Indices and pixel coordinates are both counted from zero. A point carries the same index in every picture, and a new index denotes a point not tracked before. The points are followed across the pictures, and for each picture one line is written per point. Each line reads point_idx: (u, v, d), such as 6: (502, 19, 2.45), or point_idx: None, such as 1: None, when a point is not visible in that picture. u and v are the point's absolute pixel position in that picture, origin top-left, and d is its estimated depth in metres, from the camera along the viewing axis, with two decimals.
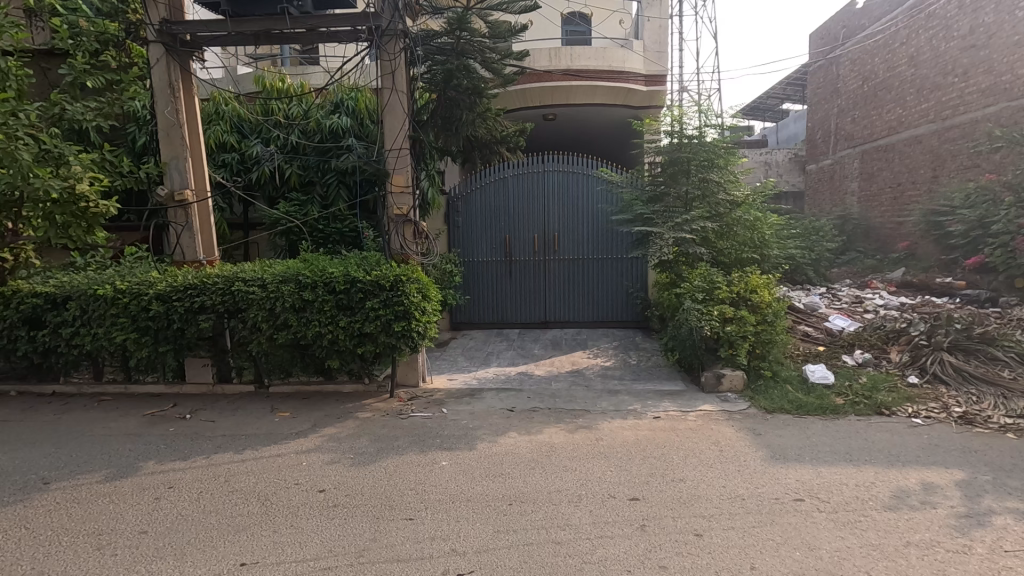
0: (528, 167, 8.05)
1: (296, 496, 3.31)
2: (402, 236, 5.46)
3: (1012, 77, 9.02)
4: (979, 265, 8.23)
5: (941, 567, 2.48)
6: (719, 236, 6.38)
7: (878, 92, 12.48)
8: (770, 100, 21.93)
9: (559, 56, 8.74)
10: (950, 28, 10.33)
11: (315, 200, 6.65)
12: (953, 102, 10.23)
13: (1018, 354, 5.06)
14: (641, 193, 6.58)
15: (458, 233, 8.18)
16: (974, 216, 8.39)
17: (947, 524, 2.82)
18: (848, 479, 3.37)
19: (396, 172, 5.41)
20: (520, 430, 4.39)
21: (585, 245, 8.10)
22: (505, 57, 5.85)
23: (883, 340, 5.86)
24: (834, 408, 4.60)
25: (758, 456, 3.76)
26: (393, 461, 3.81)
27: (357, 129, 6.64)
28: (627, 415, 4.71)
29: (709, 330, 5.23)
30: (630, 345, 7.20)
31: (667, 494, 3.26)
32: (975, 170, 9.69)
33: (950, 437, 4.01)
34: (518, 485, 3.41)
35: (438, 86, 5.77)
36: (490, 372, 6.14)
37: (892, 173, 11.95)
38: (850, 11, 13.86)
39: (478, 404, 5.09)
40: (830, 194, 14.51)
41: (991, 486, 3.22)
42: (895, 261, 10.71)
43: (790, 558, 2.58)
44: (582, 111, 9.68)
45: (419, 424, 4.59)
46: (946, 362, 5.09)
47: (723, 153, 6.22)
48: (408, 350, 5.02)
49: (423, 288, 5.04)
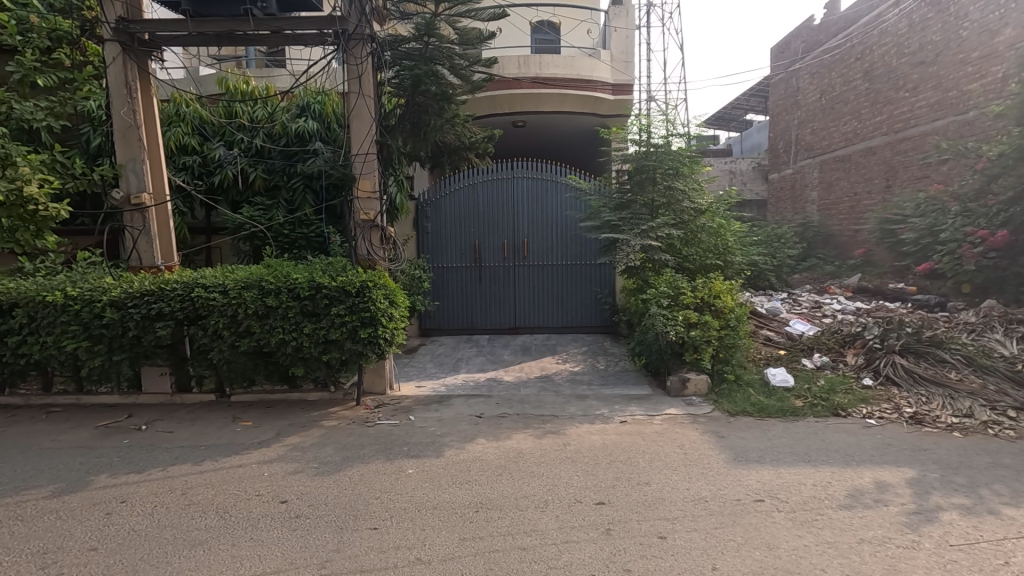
0: (498, 173, 8.08)
1: (257, 507, 3.22)
2: (368, 241, 5.41)
3: (958, 93, 9.48)
4: (929, 271, 8.61)
5: (892, 563, 2.57)
6: (685, 243, 6.50)
7: (835, 105, 12.97)
8: (734, 110, 22.51)
9: (528, 64, 8.84)
10: (901, 45, 10.83)
11: (281, 205, 6.51)
12: (905, 115, 10.71)
13: (964, 356, 5.30)
14: (608, 200, 6.68)
15: (427, 239, 8.15)
16: (924, 224, 8.77)
17: (898, 521, 2.93)
18: (806, 479, 3.46)
19: (363, 177, 5.36)
20: (489, 436, 4.39)
21: (555, 251, 8.15)
22: (474, 64, 5.87)
23: (840, 343, 6.07)
24: (794, 410, 4.75)
25: (721, 458, 3.85)
26: (359, 470, 3.76)
27: (324, 132, 6.54)
28: (594, 419, 4.75)
29: (674, 335, 5.33)
30: (599, 350, 7.27)
31: (632, 497, 3.29)
32: (925, 180, 10.16)
33: (902, 437, 4.17)
34: (485, 492, 3.40)
35: (407, 91, 5.75)
36: (459, 379, 6.12)
37: (849, 183, 12.41)
38: (809, 26, 14.39)
39: (447, 410, 5.06)
40: (791, 202, 14.98)
41: (939, 483, 3.37)
42: (852, 267, 11.11)
43: (750, 558, 2.63)
44: (550, 119, 9.77)
45: (386, 431, 4.54)
46: (898, 364, 5.30)
47: (687, 162, 6.37)
48: (375, 357, 4.95)
49: (390, 294, 4.98)
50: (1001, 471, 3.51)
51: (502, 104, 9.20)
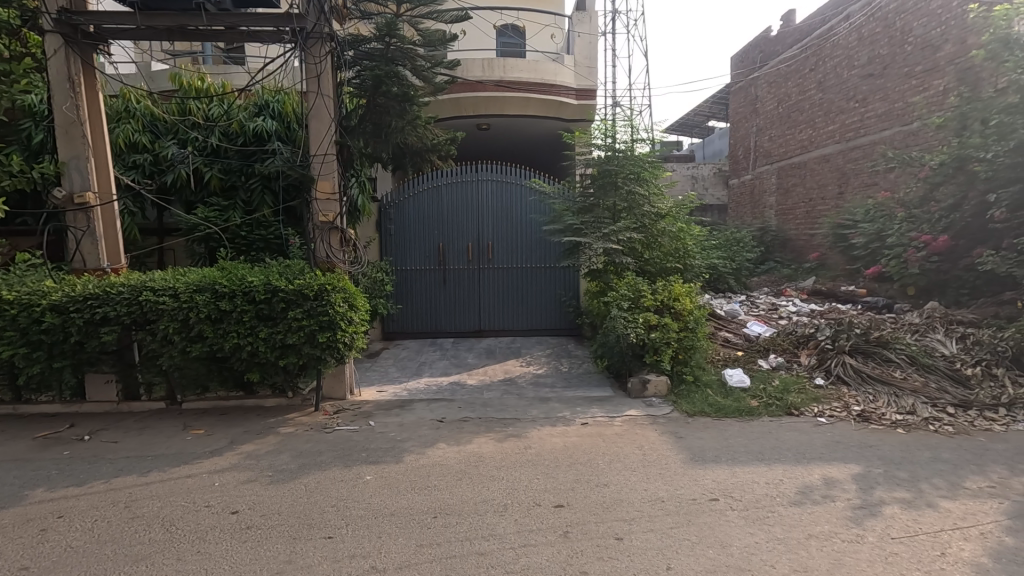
0: (462, 176, 8.05)
1: (206, 519, 3.11)
2: (327, 244, 5.33)
3: (904, 104, 9.93)
4: (878, 274, 8.98)
5: (838, 556, 2.66)
6: (646, 246, 6.61)
7: (792, 113, 13.41)
8: (697, 117, 23.07)
9: (492, 67, 8.87)
10: (852, 58, 11.29)
11: (237, 205, 6.31)
12: (855, 124, 11.16)
13: (908, 355, 5.54)
14: (572, 204, 6.74)
15: (391, 241, 8.06)
16: (873, 230, 9.16)
17: (844, 516, 3.03)
18: (760, 477, 3.55)
19: (322, 178, 5.29)
20: (450, 440, 4.35)
21: (519, 254, 8.17)
22: (437, 66, 5.81)
23: (794, 344, 6.27)
24: (750, 410, 4.88)
25: (679, 458, 3.92)
26: (315, 477, 3.67)
27: (283, 132, 6.38)
28: (556, 422, 4.77)
29: (635, 336, 5.41)
30: (562, 352, 7.31)
31: (590, 499, 3.32)
32: (874, 187, 10.62)
33: (850, 434, 4.32)
34: (444, 497, 3.37)
35: (368, 91, 5.67)
36: (421, 383, 6.05)
37: (804, 189, 12.85)
38: (767, 37, 14.83)
39: (408, 415, 5.00)
40: (750, 207, 15.41)
41: (883, 479, 3.50)
42: (807, 271, 11.51)
43: (704, 556, 2.68)
44: (514, 122, 9.80)
45: (345, 437, 4.45)
46: (848, 364, 5.50)
47: (648, 167, 6.48)
48: (334, 362, 4.86)
49: (350, 297, 4.90)
50: (940, 466, 3.68)
51: (467, 106, 9.17)
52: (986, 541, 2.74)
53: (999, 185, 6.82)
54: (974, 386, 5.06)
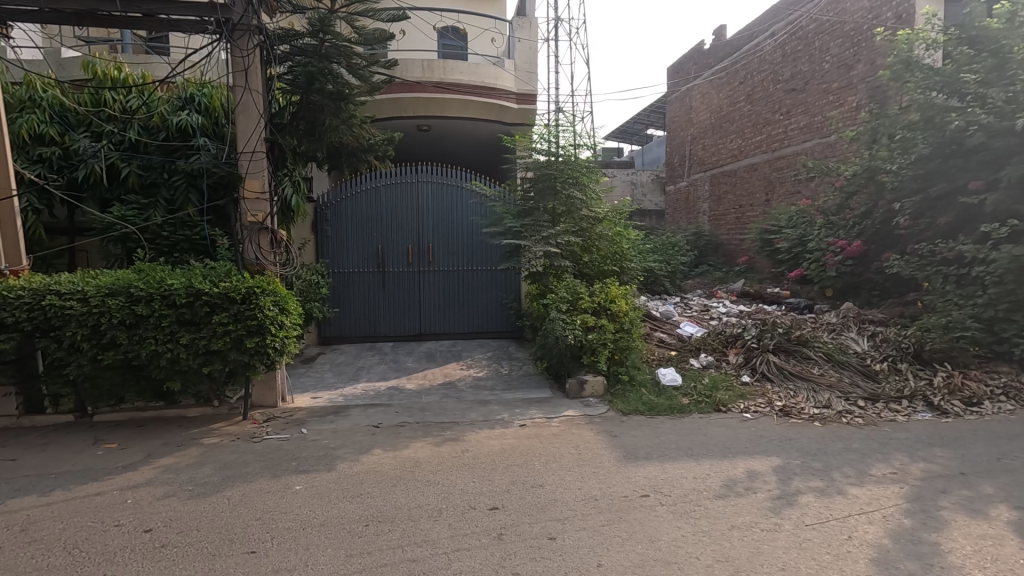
0: (401, 177, 7.94)
1: (116, 539, 2.90)
2: (256, 246, 5.14)
3: (822, 118, 10.62)
4: (800, 277, 9.54)
5: (757, 545, 2.79)
6: (584, 249, 6.74)
7: (723, 123, 14.08)
8: (636, 125, 23.82)
9: (432, 68, 8.80)
10: (777, 73, 11.99)
11: (159, 203, 5.89)
12: (780, 136, 11.84)
13: (825, 353, 5.90)
14: (512, 206, 6.76)
15: (327, 242, 7.85)
16: (795, 235, 9.72)
17: (765, 506, 3.19)
18: (688, 473, 3.68)
19: (249, 177, 5.12)
20: (386, 446, 4.26)
21: (459, 257, 8.13)
22: (372, 64, 5.65)
23: (723, 343, 6.55)
24: (681, 408, 5.05)
25: (613, 456, 4.01)
26: (239, 490, 3.50)
27: (210, 128, 6.00)
28: (494, 424, 4.78)
29: (573, 338, 5.51)
30: (503, 355, 7.33)
31: (525, 500, 3.33)
32: (797, 195, 11.29)
33: (772, 429, 4.55)
34: (377, 504, 3.29)
35: (301, 88, 5.46)
36: (358, 388, 5.90)
37: (734, 196, 13.49)
38: (701, 50, 15.49)
39: (343, 422, 4.86)
40: (685, 213, 16.03)
41: (800, 470, 3.70)
42: (737, 274, 12.08)
43: (634, 552, 2.75)
44: (455, 124, 9.77)
45: (274, 446, 4.27)
46: (771, 361, 5.80)
47: (585, 171, 6.60)
48: (263, 368, 4.65)
49: (281, 300, 4.69)
50: (851, 455, 3.94)
51: (406, 107, 9.06)
52: (888, 524, 2.96)
53: (903, 195, 7.43)
54: (882, 379, 5.47)
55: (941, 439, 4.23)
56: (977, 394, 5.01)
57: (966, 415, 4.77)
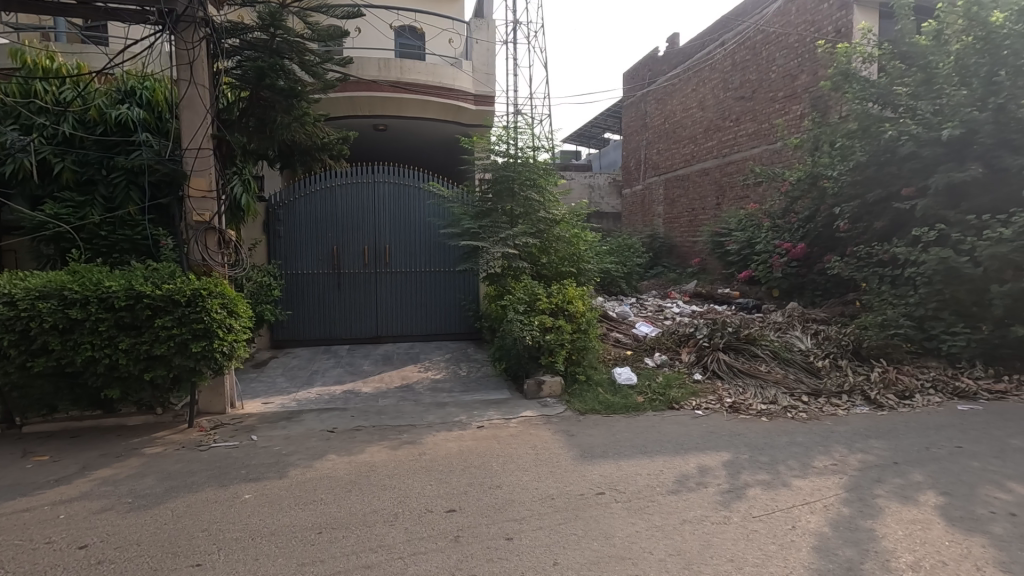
0: (357, 177, 7.81)
1: (46, 557, 2.73)
2: (202, 246, 4.95)
3: (769, 125, 11.07)
4: (748, 278, 9.91)
5: (707, 538, 2.87)
6: (542, 251, 6.80)
7: (676, 129, 14.48)
8: (593, 129, 24.20)
9: (388, 67, 8.69)
10: (727, 81, 12.43)
11: (96, 201, 5.57)
12: (730, 142, 12.27)
13: (771, 350, 6.15)
14: (470, 208, 6.74)
15: (279, 242, 7.66)
16: (744, 237, 10.09)
17: (714, 500, 3.29)
18: (642, 469, 3.76)
19: (195, 174, 4.93)
20: (341, 451, 4.18)
21: (417, 258, 8.04)
22: (326, 62, 5.52)
23: (676, 343, 6.71)
24: (636, 406, 5.16)
25: (570, 456, 4.05)
26: (184, 500, 3.35)
27: (153, 123, 5.72)
28: (452, 426, 4.75)
29: (530, 339, 5.54)
30: (461, 357, 7.30)
31: (483, 502, 3.32)
32: (746, 200, 11.72)
33: (722, 425, 4.70)
34: (331, 510, 3.22)
35: (250, 83, 5.29)
36: (312, 393, 5.75)
37: (687, 200, 13.88)
38: (655, 57, 15.87)
39: (295, 427, 4.73)
40: (641, 216, 16.38)
41: (747, 463, 3.84)
42: (690, 275, 12.43)
43: (589, 549, 2.79)
44: (412, 124, 9.69)
45: (222, 454, 4.11)
46: (722, 360, 6.00)
47: (542, 174, 6.66)
48: (211, 373, 4.47)
49: (229, 303, 4.52)
50: (794, 449, 4.11)
51: (362, 106, 8.92)
52: (828, 513, 3.11)
53: (843, 200, 7.84)
54: (824, 375, 5.74)
55: (877, 431, 4.47)
56: (909, 387, 5.33)
57: (899, 407, 5.05)
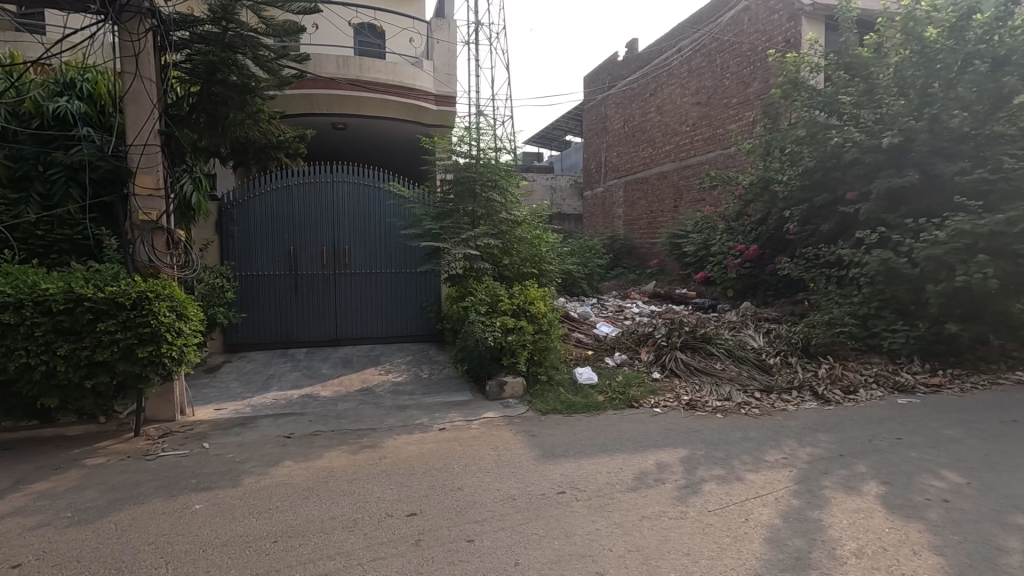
0: (315, 176, 7.63)
1: None
2: (149, 246, 4.74)
3: (723, 130, 11.42)
4: (704, 279, 10.19)
5: (665, 533, 2.94)
6: (503, 252, 6.82)
7: (635, 132, 14.76)
8: (554, 131, 24.42)
9: (347, 65, 8.56)
10: (684, 87, 12.75)
11: (31, 199, 5.24)
12: (687, 146, 12.60)
13: (726, 349, 6.33)
14: (431, 209, 6.66)
15: (233, 243, 7.44)
16: (700, 239, 10.37)
17: (672, 496, 3.37)
18: (602, 468, 3.81)
19: (141, 172, 4.73)
20: (298, 457, 4.07)
21: (377, 259, 7.91)
22: (281, 57, 5.38)
23: (636, 342, 6.83)
24: (597, 405, 5.23)
25: (531, 456, 4.06)
26: (130, 512, 3.20)
27: (95, 116, 5.44)
28: (413, 429, 4.69)
29: (492, 340, 5.54)
30: (423, 359, 7.22)
31: (444, 505, 3.30)
32: (702, 203, 12.04)
33: (679, 422, 4.82)
34: (287, 518, 3.13)
35: (201, 78, 5.07)
36: (268, 398, 5.58)
37: (646, 203, 14.16)
38: (615, 62, 16.12)
39: (250, 434, 4.58)
40: (601, 218, 16.62)
41: (703, 459, 3.95)
42: (649, 276, 12.68)
43: (550, 548, 2.80)
44: (372, 124, 9.56)
45: (171, 464, 3.94)
46: (680, 359, 6.14)
47: (504, 175, 6.66)
48: (158, 379, 4.28)
49: (178, 306, 4.33)
50: (748, 444, 4.25)
51: (319, 103, 8.75)
52: (779, 504, 3.22)
53: (793, 204, 8.16)
54: (775, 372, 5.95)
55: (825, 425, 4.67)
56: (854, 382, 5.58)
57: (844, 402, 5.29)
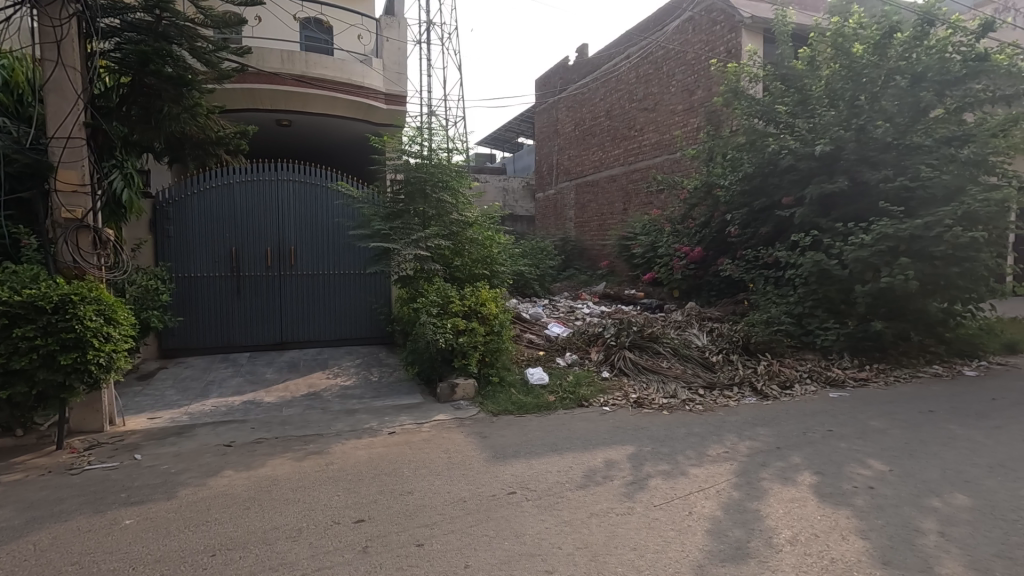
0: (257, 175, 7.36)
1: None
2: (73, 246, 4.42)
3: (669, 135, 11.78)
4: (652, 280, 10.47)
5: (613, 529, 3.00)
6: (454, 253, 6.80)
7: (586, 136, 15.02)
8: (507, 133, 24.52)
9: (293, 60, 8.30)
10: (632, 93, 13.08)
11: None
12: (635, 150, 12.93)
13: (672, 348, 6.53)
14: (380, 209, 6.49)
15: (169, 244, 7.10)
16: (648, 241, 10.67)
17: (620, 492, 3.44)
18: (552, 467, 3.85)
19: (64, 166, 4.42)
20: (239, 466, 3.91)
21: (325, 260, 7.69)
22: (221, 50, 5.16)
23: (586, 342, 6.94)
24: (547, 405, 5.28)
25: (482, 457, 4.06)
26: (51, 531, 2.99)
27: (12, 106, 5.05)
28: (362, 434, 4.60)
29: (443, 341, 5.49)
30: (373, 362, 7.09)
31: (393, 509, 3.25)
32: (650, 206, 12.38)
33: (627, 419, 4.93)
34: (226, 530, 3.00)
35: (132, 68, 4.82)
36: (207, 405, 5.34)
37: (597, 205, 14.43)
38: (565, 66, 16.34)
39: (187, 443, 4.36)
40: (553, 219, 16.83)
41: (650, 456, 4.05)
42: (599, 277, 12.91)
43: (500, 549, 2.80)
44: (319, 122, 9.32)
45: (98, 477, 3.71)
46: (628, 358, 6.29)
47: (455, 176, 6.61)
48: (84, 388, 4.02)
49: (106, 310, 4.09)
50: (691, 439, 4.40)
51: (263, 99, 8.45)
52: (721, 497, 3.35)
53: (734, 208, 8.52)
54: (718, 369, 6.18)
55: (762, 419, 4.89)
56: (790, 378, 5.87)
57: (781, 396, 5.55)
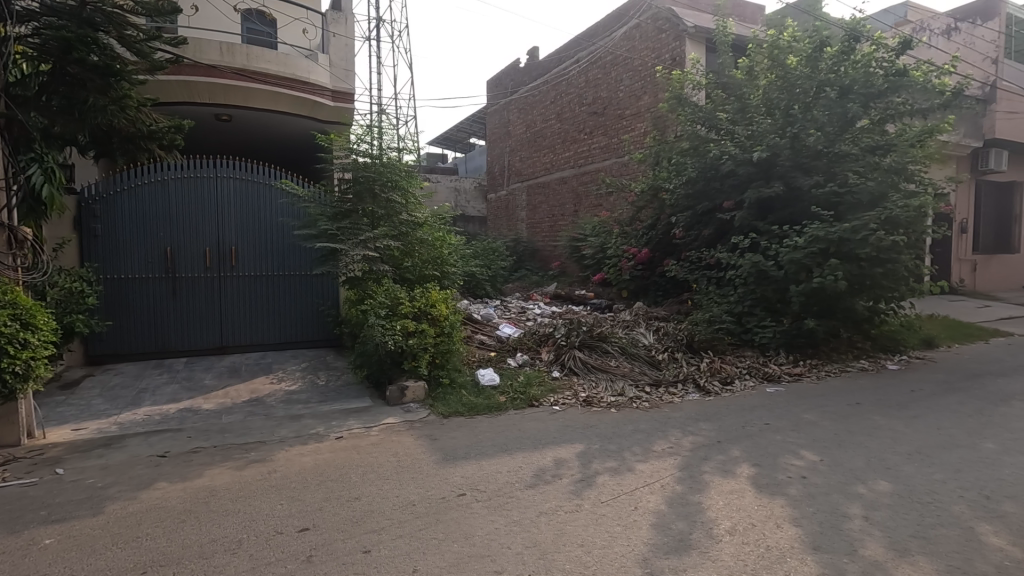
0: (194, 172, 7.04)
1: None
2: None
3: (617, 139, 12.06)
4: (601, 280, 10.65)
5: (561, 526, 3.04)
6: (404, 254, 6.71)
7: (537, 138, 15.15)
8: (460, 133, 24.40)
9: (233, 53, 7.96)
10: (581, 97, 13.31)
11: None
12: (584, 153, 13.15)
13: (620, 347, 6.67)
14: (326, 208, 6.33)
15: (97, 243, 6.69)
16: (598, 243, 10.87)
17: (569, 490, 3.49)
18: (502, 467, 3.86)
19: None
20: (174, 477, 3.72)
21: (268, 260, 7.41)
22: (152, 40, 4.91)
23: (536, 342, 6.99)
24: (498, 406, 5.29)
25: (432, 460, 4.02)
26: None
27: None
28: (307, 440, 4.47)
29: (392, 343, 5.41)
30: (319, 365, 6.89)
31: (340, 516, 3.17)
32: (599, 208, 12.62)
33: (576, 418, 5.01)
34: (159, 546, 2.84)
35: (53, 55, 4.52)
36: (139, 414, 5.04)
37: (548, 207, 14.58)
38: (516, 68, 16.45)
39: (116, 455, 4.11)
40: (505, 221, 16.88)
41: (598, 453, 4.12)
42: (550, 277, 13.04)
43: (449, 551, 2.79)
44: (262, 118, 9.01)
45: (14, 495, 3.44)
46: (578, 357, 6.38)
47: (405, 176, 6.51)
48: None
49: (24, 314, 3.81)
50: (638, 436, 4.51)
51: (201, 92, 8.10)
52: (665, 491, 3.45)
53: (678, 211, 8.80)
54: (663, 367, 6.36)
55: (705, 414, 5.07)
56: (730, 374, 6.11)
57: (722, 392, 5.78)
